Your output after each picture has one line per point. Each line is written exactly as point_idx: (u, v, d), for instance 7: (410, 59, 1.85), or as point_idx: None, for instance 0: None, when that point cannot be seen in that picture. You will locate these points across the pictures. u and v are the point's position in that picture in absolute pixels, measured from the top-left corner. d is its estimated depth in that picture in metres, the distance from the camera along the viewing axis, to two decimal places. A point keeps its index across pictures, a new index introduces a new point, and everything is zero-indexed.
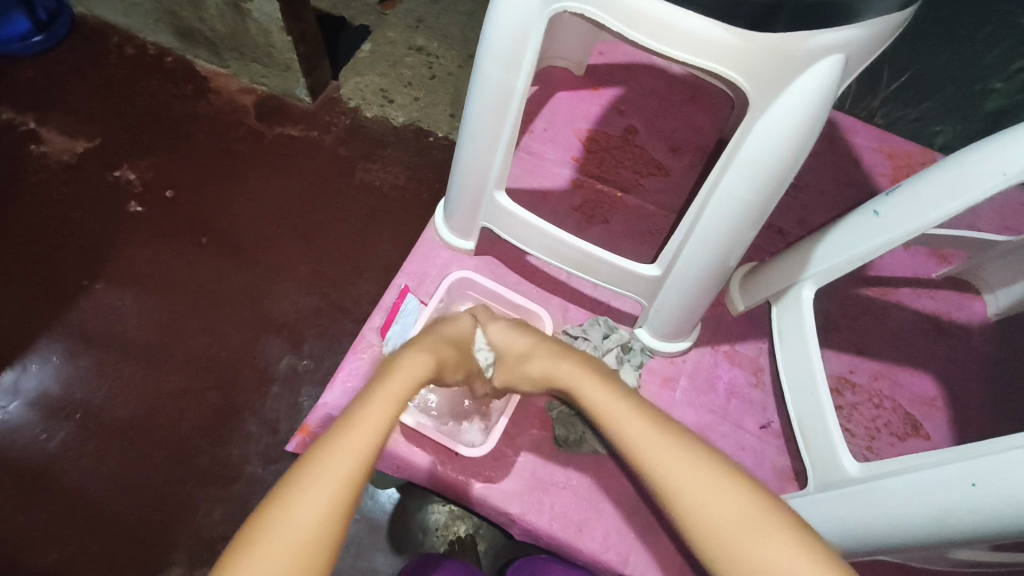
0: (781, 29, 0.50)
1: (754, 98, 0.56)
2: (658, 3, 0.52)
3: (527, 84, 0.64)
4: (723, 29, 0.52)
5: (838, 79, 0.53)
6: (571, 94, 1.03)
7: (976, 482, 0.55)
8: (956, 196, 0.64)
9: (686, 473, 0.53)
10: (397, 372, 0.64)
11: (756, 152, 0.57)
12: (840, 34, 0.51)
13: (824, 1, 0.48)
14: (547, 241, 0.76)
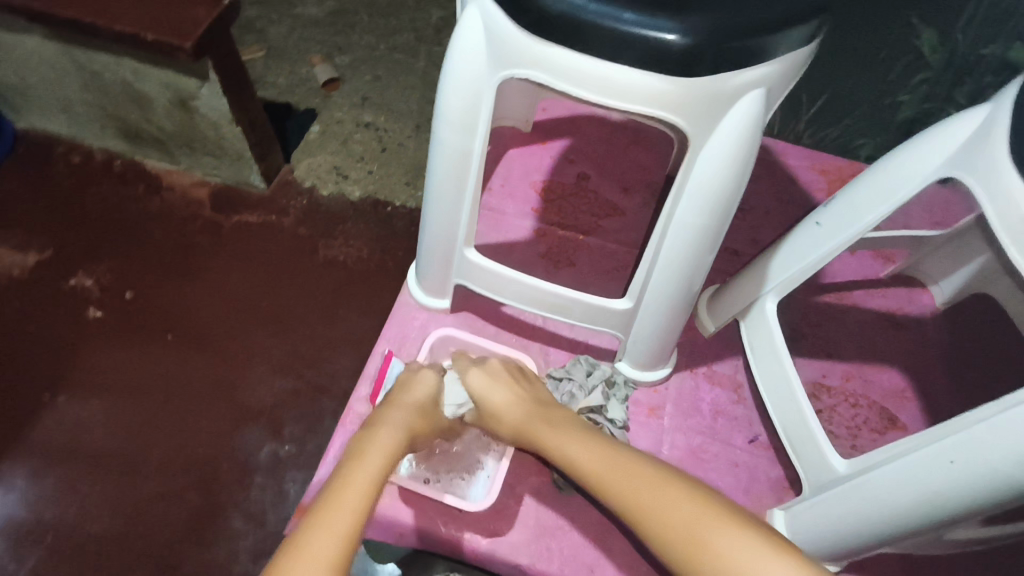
0: (707, 73, 0.55)
1: (692, 135, 0.60)
2: (593, 61, 0.57)
3: (483, 146, 0.68)
4: (656, 78, 0.56)
5: (763, 111, 0.58)
6: (521, 151, 1.08)
7: (954, 459, 0.59)
8: (886, 198, 0.70)
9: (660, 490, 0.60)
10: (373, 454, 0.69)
11: (703, 182, 0.61)
12: (758, 72, 0.56)
13: (741, 44, 0.53)
14: (520, 290, 0.79)
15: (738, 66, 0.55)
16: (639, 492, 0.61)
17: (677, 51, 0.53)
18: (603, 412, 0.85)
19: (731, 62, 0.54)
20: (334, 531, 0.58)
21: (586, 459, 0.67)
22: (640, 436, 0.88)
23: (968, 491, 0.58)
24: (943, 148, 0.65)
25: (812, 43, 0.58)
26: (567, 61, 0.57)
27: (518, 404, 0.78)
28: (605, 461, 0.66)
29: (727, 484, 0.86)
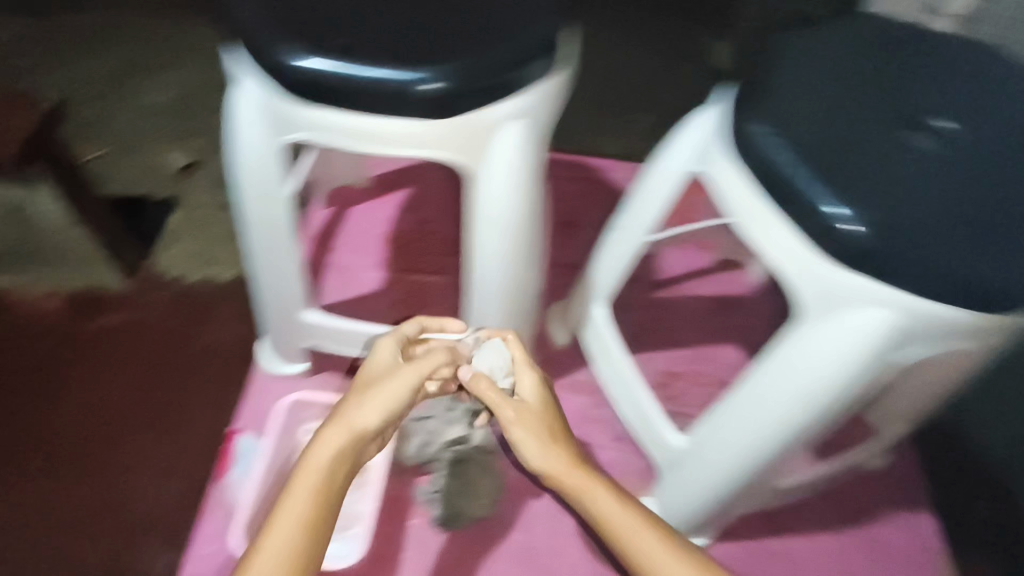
0: (461, 110, 0.60)
1: (471, 169, 0.64)
2: (363, 115, 0.60)
3: (292, 209, 0.69)
4: (421, 122, 0.61)
5: (526, 139, 0.63)
6: (365, 206, 1.05)
7: (750, 422, 0.69)
8: (659, 194, 0.77)
9: (653, 555, 0.62)
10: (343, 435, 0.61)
11: (492, 209, 0.65)
12: (511, 102, 0.61)
13: (483, 80, 0.58)
14: (366, 338, 0.80)
15: (493, 99, 0.60)
16: (634, 549, 0.63)
17: (428, 93, 0.57)
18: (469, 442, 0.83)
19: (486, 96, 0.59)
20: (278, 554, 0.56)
21: (593, 499, 0.65)
22: (509, 456, 0.89)
23: (777, 441, 0.69)
24: (685, 145, 0.74)
25: (556, 70, 0.65)
26: (342, 117, 0.61)
27: (545, 436, 0.68)
28: (609, 512, 0.64)
29: None
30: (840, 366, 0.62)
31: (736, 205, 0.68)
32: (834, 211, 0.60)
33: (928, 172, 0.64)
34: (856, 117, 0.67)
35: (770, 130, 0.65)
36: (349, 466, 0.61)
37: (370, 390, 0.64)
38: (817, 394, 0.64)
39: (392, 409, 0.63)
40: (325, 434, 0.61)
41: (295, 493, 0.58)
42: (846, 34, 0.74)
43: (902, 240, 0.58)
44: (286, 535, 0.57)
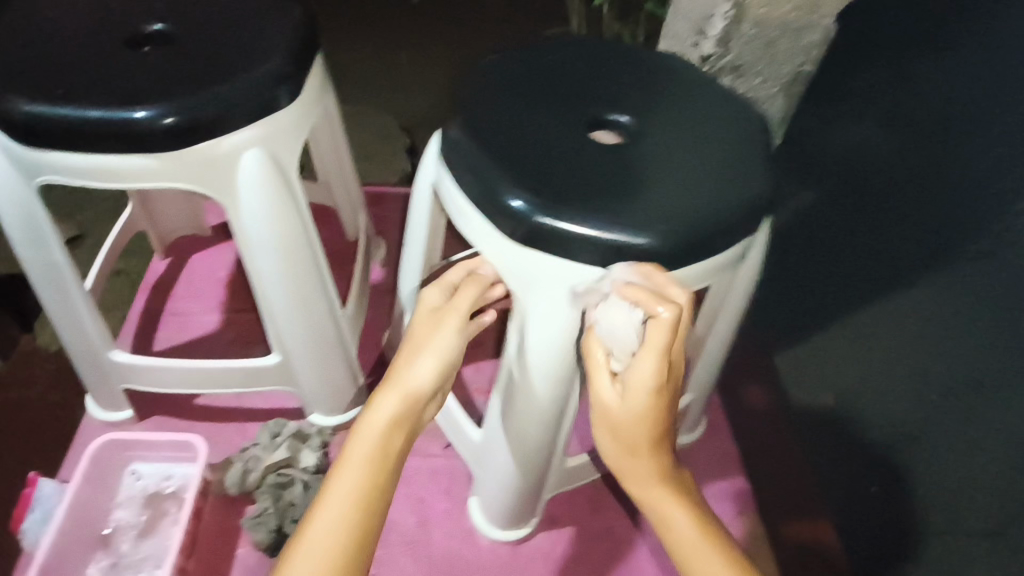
0: (195, 144, 0.59)
1: (225, 201, 0.63)
2: (101, 155, 0.58)
3: (67, 255, 0.67)
4: (158, 158, 0.59)
5: (274, 164, 0.63)
6: (204, 253, 1.08)
7: (512, 416, 0.66)
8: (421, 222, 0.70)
9: (683, 528, 0.53)
10: (392, 390, 0.54)
11: (257, 235, 0.65)
12: (250, 131, 0.61)
13: (212, 110, 0.57)
14: (180, 375, 0.79)
15: (232, 126, 0.59)
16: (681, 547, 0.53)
17: (157, 130, 0.56)
18: (295, 463, 0.81)
19: (232, 119, 0.59)
20: (336, 505, 0.49)
21: (645, 488, 0.55)
22: None
23: (530, 412, 0.64)
24: (429, 164, 0.68)
25: (302, 96, 0.65)
26: (78, 162, 0.58)
27: (641, 409, 0.53)
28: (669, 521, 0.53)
29: (436, 506, 0.83)
30: (550, 341, 0.59)
31: (455, 211, 0.61)
32: (506, 197, 0.55)
33: (631, 158, 0.58)
34: (540, 115, 0.61)
35: (462, 134, 0.59)
36: (408, 431, 0.54)
37: (411, 340, 0.57)
38: (544, 368, 0.60)
39: (439, 366, 0.56)
40: (374, 401, 0.54)
41: (339, 477, 0.50)
42: (576, 41, 0.70)
43: (561, 220, 0.53)
44: (336, 508, 0.49)
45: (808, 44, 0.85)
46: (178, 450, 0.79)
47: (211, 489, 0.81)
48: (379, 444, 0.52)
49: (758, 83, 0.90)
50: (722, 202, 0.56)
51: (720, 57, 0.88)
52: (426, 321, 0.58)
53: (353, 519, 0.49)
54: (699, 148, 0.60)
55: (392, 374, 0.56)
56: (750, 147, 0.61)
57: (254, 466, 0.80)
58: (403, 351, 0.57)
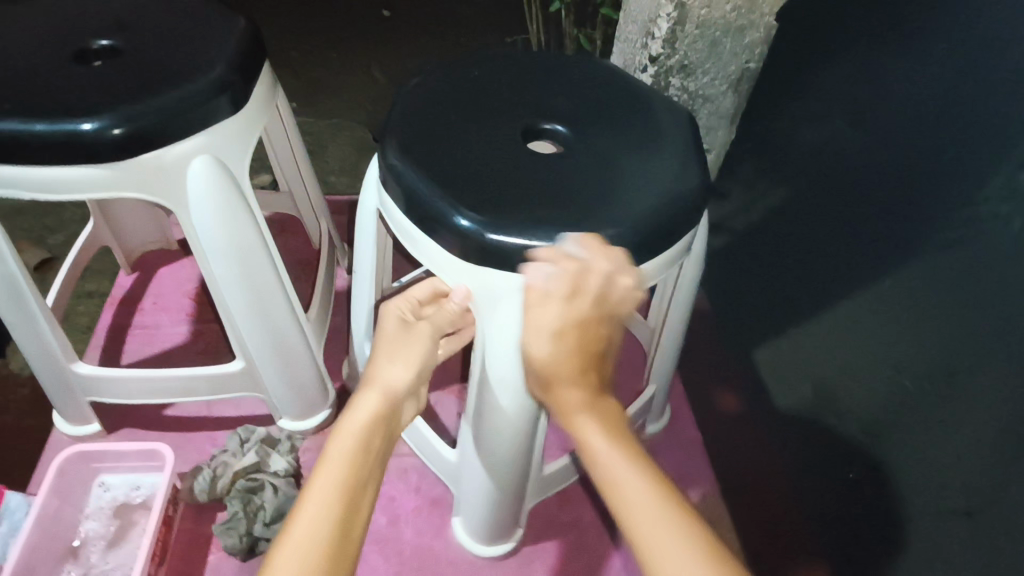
0: (140, 153, 0.60)
1: (176, 208, 0.65)
2: (46, 168, 0.59)
3: (21, 264, 0.68)
4: (104, 168, 0.60)
5: (222, 169, 0.65)
6: (171, 267, 1.09)
7: (490, 439, 0.66)
8: (371, 235, 0.70)
9: (600, 445, 0.54)
10: (373, 390, 0.56)
11: (211, 240, 0.67)
12: (197, 140, 0.63)
13: (155, 118, 0.59)
14: (144, 384, 0.80)
15: (180, 136, 0.61)
16: (602, 463, 0.53)
17: (100, 139, 0.58)
18: (264, 468, 0.82)
19: (179, 128, 0.61)
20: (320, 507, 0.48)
21: (570, 412, 0.56)
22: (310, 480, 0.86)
23: (498, 422, 0.64)
24: (372, 184, 0.68)
25: (248, 106, 0.68)
26: (28, 178, 0.60)
27: (560, 346, 0.56)
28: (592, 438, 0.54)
29: (406, 505, 0.85)
30: (515, 356, 0.58)
31: (404, 236, 0.61)
32: (454, 217, 0.54)
33: (567, 166, 0.59)
34: (479, 119, 0.62)
35: (399, 151, 0.58)
36: (387, 427, 0.55)
37: (385, 345, 0.59)
38: (513, 381, 0.60)
39: (412, 371, 0.58)
40: (355, 400, 0.55)
41: (323, 470, 0.50)
42: (506, 51, 0.72)
43: (511, 235, 0.53)
44: (325, 490, 0.48)
45: (751, 42, 0.89)
46: (144, 458, 0.80)
47: (180, 498, 0.82)
48: (365, 441, 0.53)
49: (707, 82, 0.94)
50: (662, 200, 0.57)
51: (668, 57, 0.92)
52: (399, 334, 0.59)
53: (341, 516, 0.48)
54: (628, 147, 0.62)
55: (370, 378, 0.57)
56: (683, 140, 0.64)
57: (222, 472, 0.81)
58: (376, 355, 0.59)
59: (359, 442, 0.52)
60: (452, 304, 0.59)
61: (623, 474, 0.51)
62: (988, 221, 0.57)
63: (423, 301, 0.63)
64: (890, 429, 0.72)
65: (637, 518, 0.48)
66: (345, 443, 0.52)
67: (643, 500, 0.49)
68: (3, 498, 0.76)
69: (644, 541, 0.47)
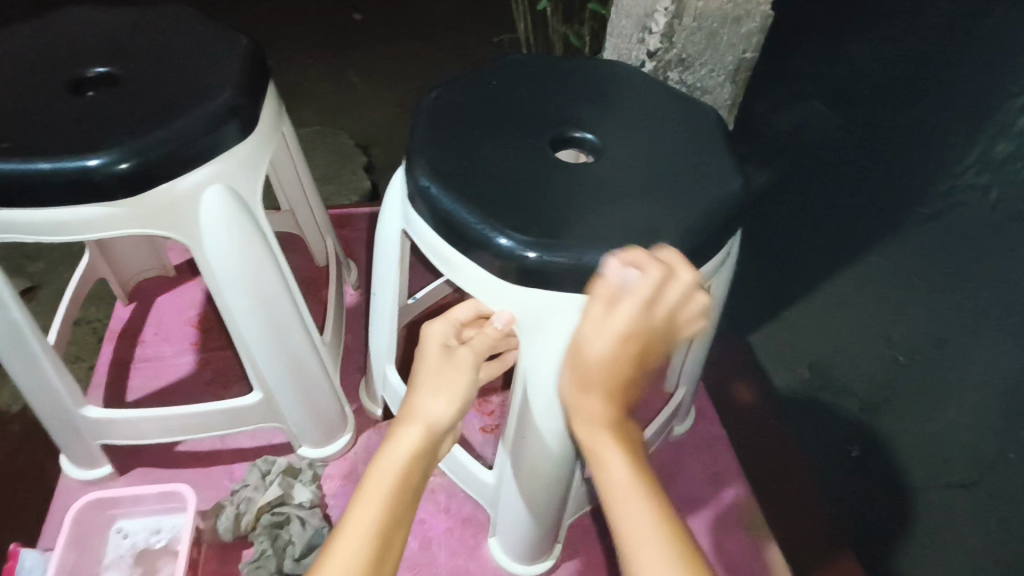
0: (148, 187, 0.57)
1: (189, 241, 0.62)
2: (52, 209, 0.56)
3: (24, 309, 0.65)
4: (112, 205, 0.57)
5: (234, 198, 0.62)
6: (169, 295, 1.05)
7: (533, 459, 0.64)
8: (394, 256, 0.68)
9: (612, 460, 0.52)
10: (416, 419, 0.54)
11: (226, 272, 0.64)
12: (207, 169, 0.60)
13: (164, 150, 0.56)
14: (157, 423, 0.76)
15: (189, 166, 0.59)
16: (611, 487, 0.51)
17: (107, 175, 0.55)
18: (289, 500, 0.79)
19: (189, 158, 0.58)
20: (363, 531, 0.46)
21: (591, 427, 0.54)
22: (337, 508, 0.83)
23: (542, 444, 0.62)
24: (394, 204, 0.66)
25: (255, 130, 0.65)
26: (33, 220, 0.57)
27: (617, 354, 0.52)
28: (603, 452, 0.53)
29: (437, 527, 0.82)
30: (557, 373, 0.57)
31: (439, 259, 0.59)
32: (495, 239, 0.53)
33: (601, 175, 0.58)
34: (504, 136, 0.61)
35: (428, 171, 0.57)
36: (425, 463, 0.53)
37: (427, 375, 0.56)
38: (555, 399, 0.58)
39: (455, 406, 0.55)
40: (395, 434, 0.53)
41: (360, 504, 0.48)
42: (520, 61, 0.70)
43: (551, 251, 0.52)
44: (365, 523, 0.47)
45: (749, 33, 0.80)
46: (162, 500, 0.77)
47: (204, 538, 0.79)
48: (410, 471, 0.51)
49: (705, 74, 0.85)
50: (706, 203, 0.56)
51: (666, 51, 0.83)
52: (442, 363, 0.56)
53: (383, 542, 0.47)
54: (657, 156, 0.61)
55: (411, 408, 0.55)
56: (710, 143, 0.63)
57: (246, 509, 0.78)
58: (416, 382, 0.56)
59: (402, 472, 0.50)
60: (493, 326, 0.57)
61: (635, 504, 0.49)
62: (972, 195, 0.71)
63: (466, 322, 0.59)
64: (906, 392, 0.84)
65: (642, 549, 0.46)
66: (388, 468, 0.50)
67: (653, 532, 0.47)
68: (18, 556, 0.72)
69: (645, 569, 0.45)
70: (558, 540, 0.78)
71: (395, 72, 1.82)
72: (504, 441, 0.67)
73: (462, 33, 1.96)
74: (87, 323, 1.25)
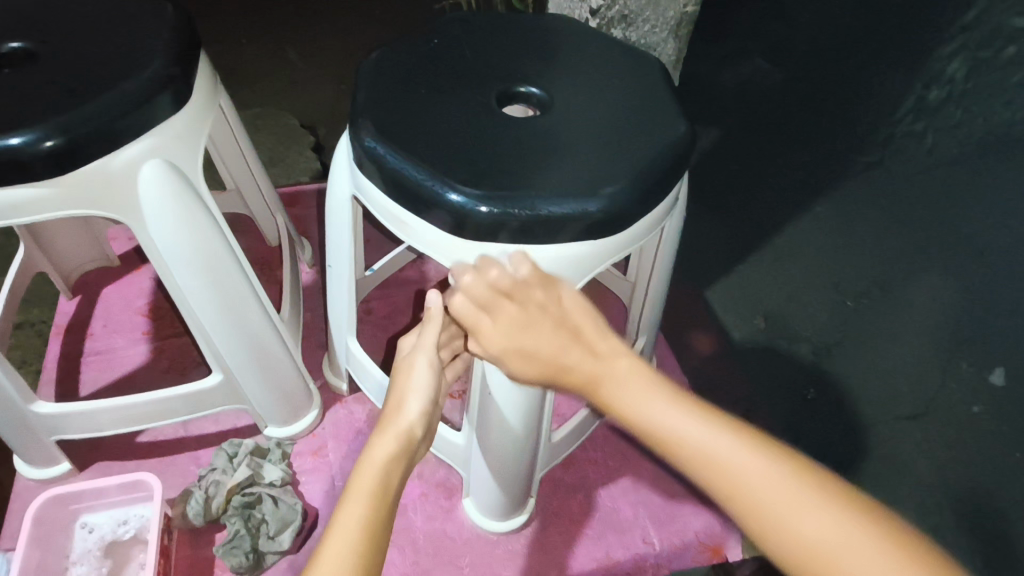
0: (81, 164, 0.55)
1: (130, 219, 0.60)
2: None
3: None
4: (42, 184, 0.55)
5: (174, 173, 0.60)
6: (115, 285, 1.01)
7: (502, 418, 0.65)
8: (347, 222, 0.67)
9: (649, 407, 0.50)
10: (395, 422, 0.56)
11: (172, 250, 0.62)
12: (143, 143, 0.58)
13: (93, 125, 0.54)
14: (113, 414, 0.74)
15: (122, 140, 0.56)
16: (672, 439, 0.49)
17: (33, 153, 0.52)
18: (259, 480, 0.79)
19: (121, 131, 0.56)
20: (353, 518, 0.47)
21: (618, 377, 0.53)
22: (310, 484, 0.82)
23: (510, 399, 0.63)
24: (343, 169, 0.65)
25: (191, 100, 0.62)
26: None
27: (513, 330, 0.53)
28: (651, 412, 0.50)
29: (411, 493, 0.83)
30: None
31: (390, 222, 0.59)
32: (445, 194, 0.53)
33: (549, 127, 0.58)
34: (448, 94, 0.60)
35: (375, 133, 0.56)
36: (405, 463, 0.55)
37: (401, 381, 0.61)
38: None
39: (428, 400, 0.59)
40: (377, 436, 0.55)
41: (345, 504, 0.49)
42: (461, 20, 0.69)
43: (503, 204, 0.52)
44: (354, 513, 0.48)
45: None
46: (127, 491, 0.75)
47: (174, 524, 0.77)
48: (392, 469, 0.53)
49: (647, 30, 0.85)
50: (654, 149, 0.57)
51: (608, 8, 0.84)
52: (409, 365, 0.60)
53: (371, 530, 0.47)
54: (603, 107, 0.61)
55: (390, 414, 0.58)
56: (653, 91, 0.63)
57: (215, 492, 0.77)
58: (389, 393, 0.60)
59: (384, 467, 0.52)
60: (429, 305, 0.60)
61: (708, 443, 0.48)
62: (911, 141, 0.73)
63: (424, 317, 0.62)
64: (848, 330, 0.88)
65: (754, 489, 0.45)
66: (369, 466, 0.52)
67: (752, 463, 0.46)
68: None
69: (756, 497, 0.45)
70: (531, 494, 0.79)
71: (333, 47, 1.77)
72: (472, 403, 0.68)
73: (404, 5, 1.90)
74: (30, 326, 1.20)
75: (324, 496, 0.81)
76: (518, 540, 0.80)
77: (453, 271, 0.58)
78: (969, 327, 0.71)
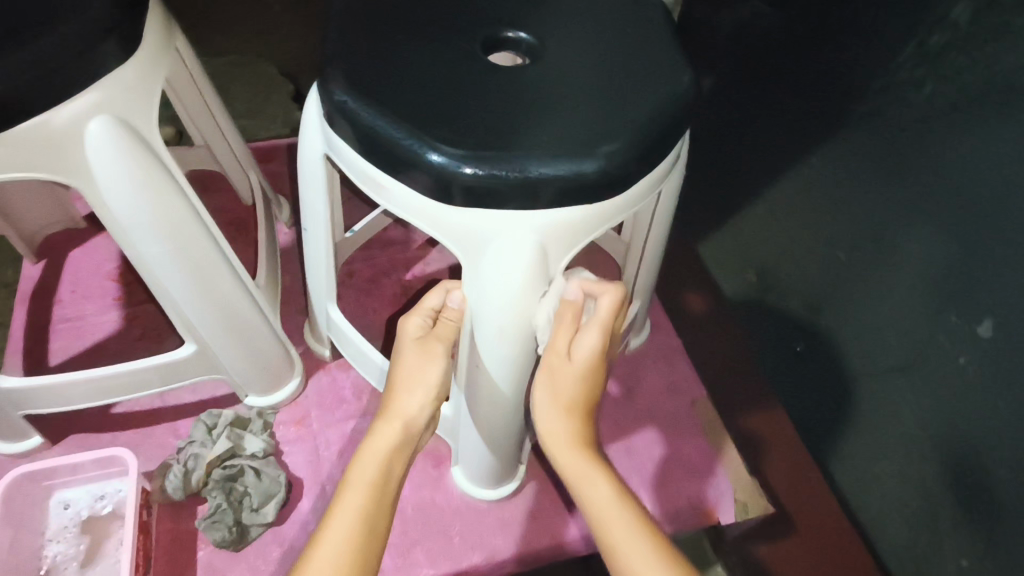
0: (21, 121, 0.50)
1: (83, 183, 0.55)
2: None
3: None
4: None
5: (127, 131, 0.55)
6: (82, 249, 0.95)
7: (489, 394, 0.62)
8: (321, 181, 0.62)
9: (591, 489, 0.57)
10: (397, 415, 0.57)
11: (132, 218, 0.57)
12: (90, 97, 0.52)
13: (31, 76, 0.49)
14: (80, 387, 0.71)
15: (64, 93, 0.51)
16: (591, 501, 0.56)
17: None
18: (240, 452, 0.76)
19: (61, 84, 0.50)
20: (346, 519, 0.50)
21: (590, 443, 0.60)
22: (293, 454, 0.79)
23: (498, 374, 0.60)
24: (314, 124, 0.60)
25: (142, 47, 0.56)
26: None
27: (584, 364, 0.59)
28: (586, 485, 0.57)
29: None
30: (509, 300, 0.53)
31: (368, 184, 0.54)
32: (425, 154, 0.48)
33: (537, 78, 0.53)
34: (425, 40, 0.54)
35: (345, 86, 0.50)
36: (402, 460, 0.57)
37: (405, 364, 0.60)
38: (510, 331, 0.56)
39: (431, 392, 0.59)
40: (376, 429, 0.57)
41: (344, 498, 0.52)
42: None
43: (488, 165, 0.47)
44: (350, 513, 0.51)
45: None
46: (102, 466, 0.72)
47: (153, 499, 0.75)
48: (393, 467, 0.55)
49: None
50: (653, 101, 0.52)
51: None
52: (417, 355, 0.59)
53: (366, 529, 0.50)
54: (597, 54, 0.56)
55: (393, 405, 0.58)
56: (650, 36, 0.58)
57: (194, 466, 0.74)
58: (392, 377, 0.60)
59: (382, 465, 0.54)
60: (451, 308, 0.58)
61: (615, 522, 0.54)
62: (907, 89, 0.68)
63: (439, 309, 0.60)
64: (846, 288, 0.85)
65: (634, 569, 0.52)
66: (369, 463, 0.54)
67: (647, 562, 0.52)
68: None
69: None
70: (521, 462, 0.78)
71: None
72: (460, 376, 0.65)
73: None
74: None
75: (309, 466, 0.79)
76: (508, 508, 0.79)
77: (437, 238, 0.53)
78: (961, 282, 0.67)
